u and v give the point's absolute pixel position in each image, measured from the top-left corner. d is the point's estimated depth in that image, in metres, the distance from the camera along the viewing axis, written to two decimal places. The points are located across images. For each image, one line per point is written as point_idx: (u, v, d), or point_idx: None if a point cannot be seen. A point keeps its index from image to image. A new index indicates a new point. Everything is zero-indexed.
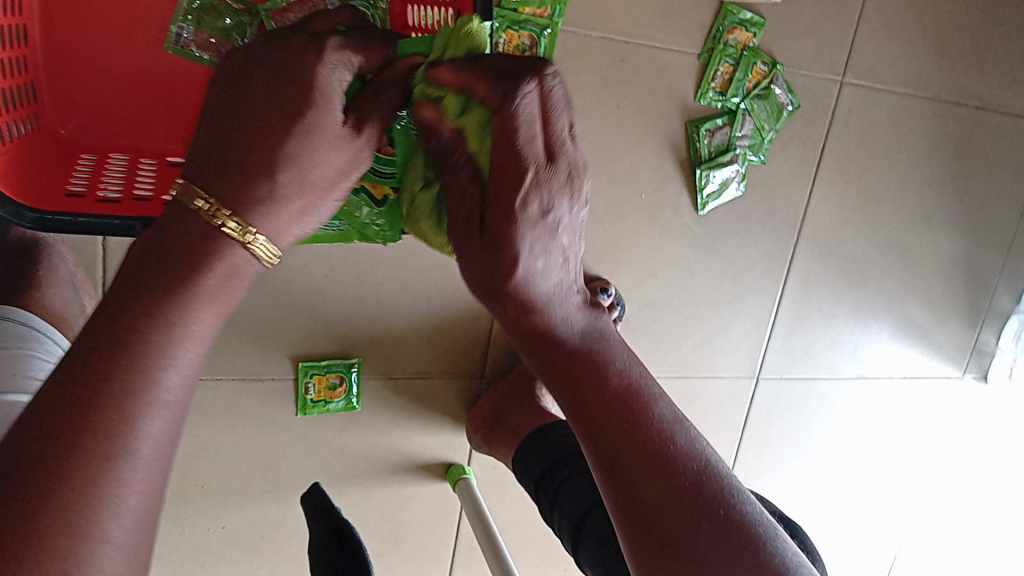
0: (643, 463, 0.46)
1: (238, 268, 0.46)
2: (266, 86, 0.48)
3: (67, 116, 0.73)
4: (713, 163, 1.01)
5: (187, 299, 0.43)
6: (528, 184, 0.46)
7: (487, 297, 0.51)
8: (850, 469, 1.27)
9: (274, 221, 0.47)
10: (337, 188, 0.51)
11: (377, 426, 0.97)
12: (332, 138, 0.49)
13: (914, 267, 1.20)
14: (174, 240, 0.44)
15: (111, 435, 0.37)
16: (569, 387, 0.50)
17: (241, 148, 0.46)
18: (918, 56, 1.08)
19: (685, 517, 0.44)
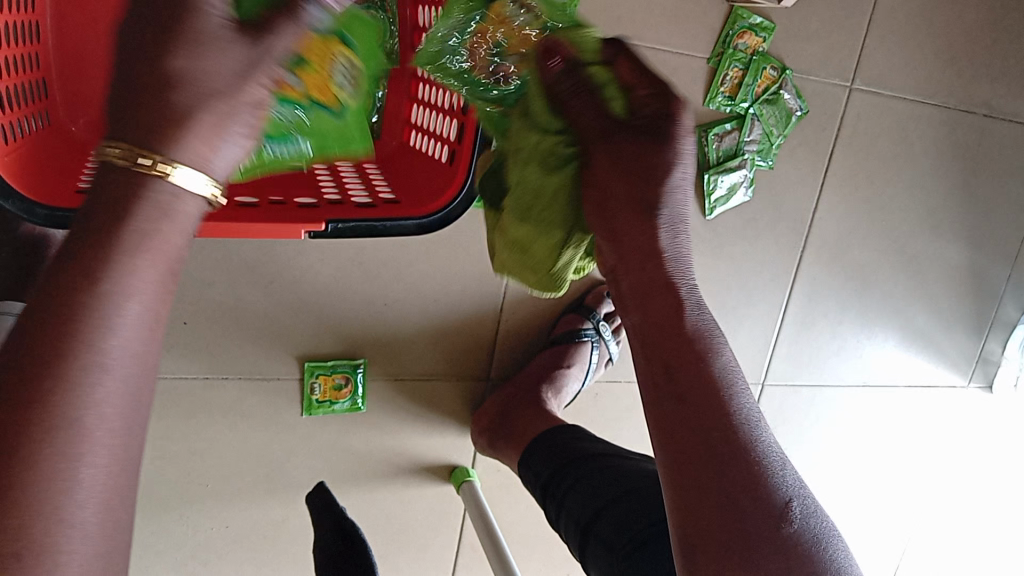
0: (730, 449, 0.46)
1: (167, 202, 0.38)
2: (137, 1, 0.38)
3: (79, 114, 0.73)
4: (720, 167, 1.01)
5: (116, 248, 0.36)
6: (683, 117, 0.50)
7: (606, 226, 0.52)
8: (854, 476, 1.26)
9: (190, 149, 0.38)
10: (245, 106, 0.40)
11: (381, 428, 0.97)
12: (216, 37, 0.38)
13: (921, 274, 1.20)
14: (102, 181, 0.37)
15: (45, 409, 0.33)
16: (663, 349, 0.49)
17: (131, 63, 0.38)
18: (927, 63, 1.08)
19: (766, 513, 0.45)
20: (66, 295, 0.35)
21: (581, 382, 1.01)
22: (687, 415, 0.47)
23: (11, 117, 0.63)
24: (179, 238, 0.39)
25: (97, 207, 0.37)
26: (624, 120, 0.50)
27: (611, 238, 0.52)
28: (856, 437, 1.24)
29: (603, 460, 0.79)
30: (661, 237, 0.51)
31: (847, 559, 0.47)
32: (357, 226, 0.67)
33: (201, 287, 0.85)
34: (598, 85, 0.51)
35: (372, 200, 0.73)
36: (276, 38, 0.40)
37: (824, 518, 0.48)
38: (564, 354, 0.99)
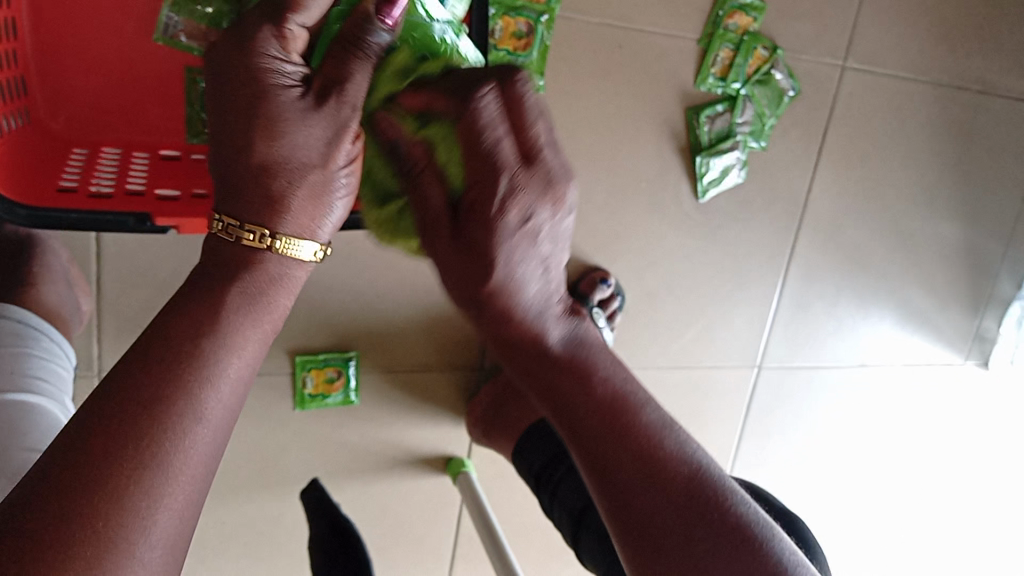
0: (639, 478, 0.40)
1: (275, 273, 0.44)
2: (220, 88, 0.44)
3: (58, 109, 0.72)
4: (712, 150, 0.99)
5: (231, 311, 0.41)
6: (524, 176, 0.39)
7: (456, 288, 0.42)
8: (851, 457, 1.26)
9: (299, 219, 0.45)
10: (336, 162, 0.46)
11: (376, 420, 0.96)
12: (295, 118, 0.43)
13: (916, 253, 1.19)
14: (221, 254, 0.43)
15: (149, 445, 0.35)
16: (563, 415, 0.43)
17: (230, 169, 0.44)
18: (920, 39, 1.07)
19: (695, 536, 0.39)
20: (190, 349, 0.39)
21: None
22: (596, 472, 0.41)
23: None
24: (277, 313, 0.44)
25: (213, 274, 0.43)
26: (460, 194, 0.41)
27: (469, 309, 0.43)
28: (852, 417, 1.24)
29: None
30: (514, 300, 0.41)
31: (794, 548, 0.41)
32: (344, 220, 0.66)
33: None
34: (437, 163, 0.42)
35: None
36: (350, 102, 0.45)
37: (757, 507, 0.42)
38: None
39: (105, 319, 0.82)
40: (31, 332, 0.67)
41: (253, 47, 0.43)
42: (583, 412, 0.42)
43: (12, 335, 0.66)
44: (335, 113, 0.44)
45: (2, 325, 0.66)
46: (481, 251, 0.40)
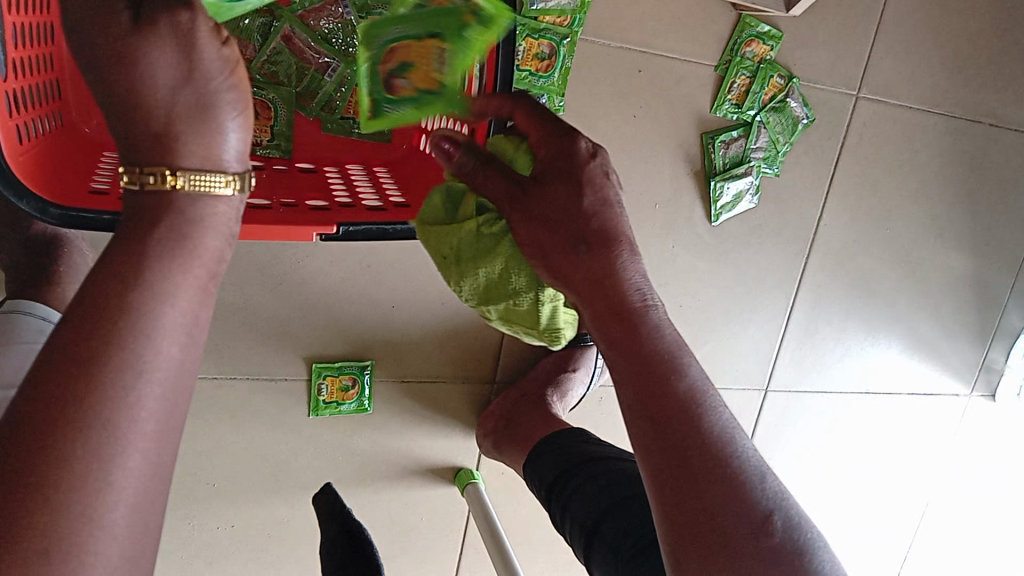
0: (710, 466, 0.47)
1: (192, 213, 0.45)
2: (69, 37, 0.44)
3: (92, 114, 0.74)
4: (727, 174, 1.01)
5: (168, 267, 0.43)
6: (587, 156, 0.53)
7: (558, 251, 0.52)
8: (857, 483, 1.27)
9: (185, 146, 0.46)
10: (219, 91, 0.46)
11: (387, 429, 0.97)
12: (166, 45, 0.44)
13: (925, 282, 1.20)
14: (139, 212, 0.45)
15: (97, 411, 0.38)
16: (642, 378, 0.50)
17: (116, 103, 0.45)
18: (934, 72, 1.08)
19: (749, 522, 0.46)
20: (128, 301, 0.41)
21: (587, 385, 1.01)
22: (664, 439, 0.48)
23: (22, 118, 0.63)
24: (205, 256, 0.45)
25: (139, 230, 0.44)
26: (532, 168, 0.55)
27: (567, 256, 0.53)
28: (858, 443, 1.25)
29: (607, 463, 0.79)
30: (623, 255, 0.52)
31: (832, 557, 0.49)
32: (367, 229, 0.67)
33: None
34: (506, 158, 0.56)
35: (382, 203, 0.73)
36: (195, 19, 0.45)
37: (811, 521, 0.50)
38: (569, 358, 1.00)
39: None
40: (52, 330, 0.69)
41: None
42: (662, 405, 0.49)
43: (34, 333, 0.67)
44: (177, 32, 0.44)
45: (24, 323, 0.68)
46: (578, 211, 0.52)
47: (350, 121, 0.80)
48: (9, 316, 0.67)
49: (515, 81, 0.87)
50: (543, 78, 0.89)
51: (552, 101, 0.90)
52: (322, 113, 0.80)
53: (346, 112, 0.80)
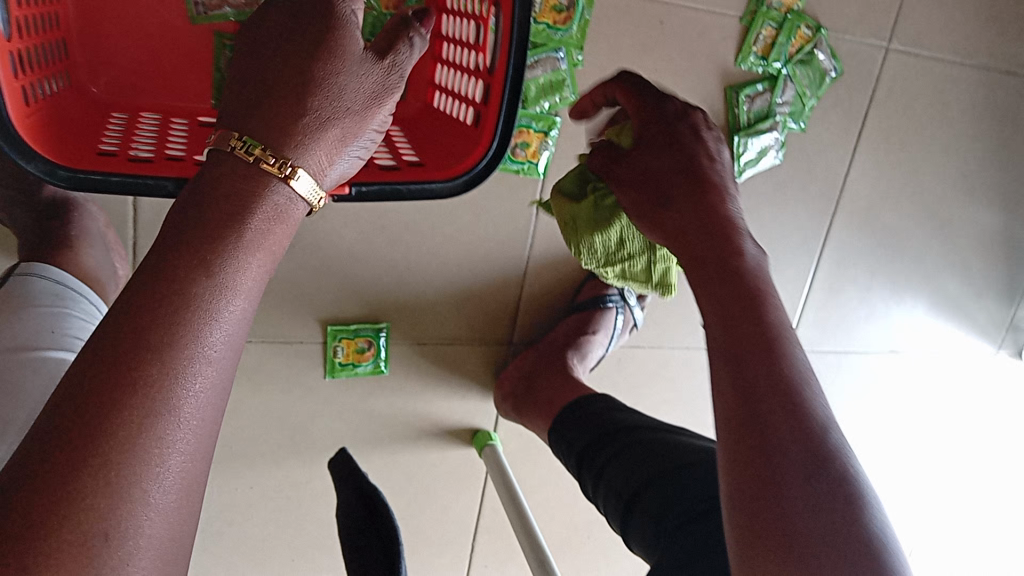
0: (772, 387, 0.46)
1: (281, 207, 0.44)
2: (290, 27, 0.47)
3: (99, 73, 0.72)
4: (752, 130, 0.97)
5: (227, 256, 0.40)
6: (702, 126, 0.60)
7: (647, 199, 0.58)
8: (881, 447, 1.26)
9: (311, 154, 0.46)
10: (369, 117, 0.50)
11: (404, 391, 0.97)
12: (354, 75, 0.49)
13: (953, 241, 1.17)
14: (215, 180, 0.43)
15: (152, 390, 0.35)
16: (723, 306, 0.51)
17: (272, 86, 0.46)
18: (968, 22, 1.04)
19: (805, 453, 0.43)
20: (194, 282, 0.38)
21: (607, 346, 0.99)
22: (733, 354, 0.48)
23: (27, 79, 0.61)
24: (269, 246, 0.43)
25: (208, 200, 0.42)
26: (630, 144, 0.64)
27: (686, 195, 0.57)
28: (882, 403, 1.23)
29: (640, 433, 0.78)
30: (721, 202, 0.57)
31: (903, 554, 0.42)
32: (380, 190, 0.66)
33: None
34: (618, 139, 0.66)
35: (395, 161, 0.72)
36: (385, 74, 0.51)
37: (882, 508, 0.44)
38: (589, 320, 0.97)
39: None
40: (66, 292, 0.68)
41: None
42: (747, 333, 0.49)
43: (48, 295, 0.67)
44: (385, 77, 0.51)
45: (39, 285, 0.67)
46: (690, 169, 0.58)
47: None
48: (23, 280, 0.67)
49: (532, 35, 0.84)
50: (561, 31, 0.85)
51: (570, 54, 0.87)
52: None
53: None
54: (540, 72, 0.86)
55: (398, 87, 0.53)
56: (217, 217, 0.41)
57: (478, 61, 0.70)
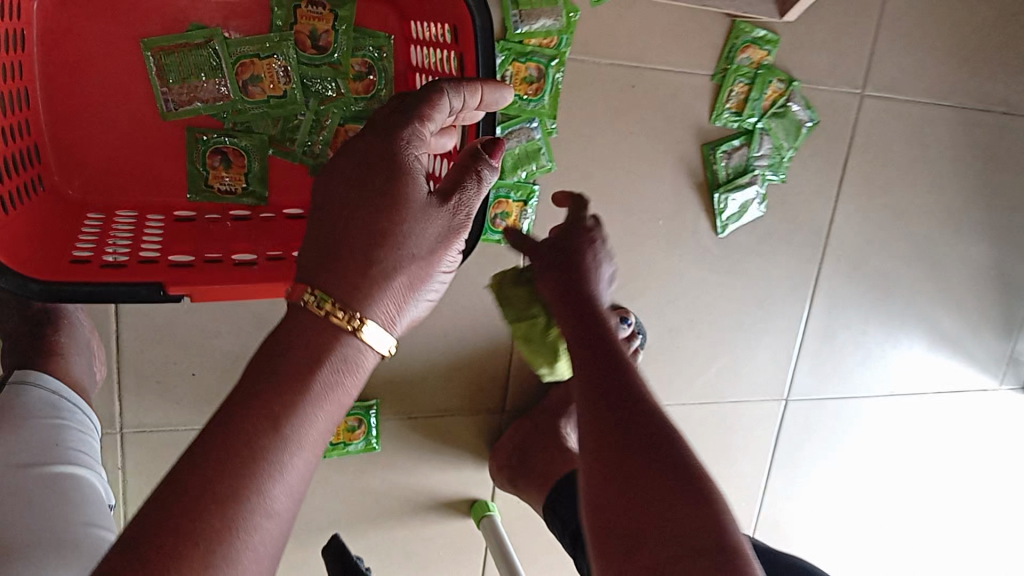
0: (627, 420, 0.57)
1: (350, 358, 0.44)
2: (360, 173, 0.46)
3: (73, 175, 0.72)
4: (731, 185, 0.98)
5: (302, 402, 0.42)
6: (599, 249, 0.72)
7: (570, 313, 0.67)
8: (886, 489, 1.24)
9: (382, 306, 0.45)
10: (439, 258, 0.48)
11: (398, 466, 0.96)
12: (426, 219, 0.47)
13: (945, 278, 1.17)
14: (292, 335, 0.44)
15: (218, 537, 0.38)
16: (595, 361, 0.62)
17: (341, 240, 0.45)
18: (942, 63, 1.04)
19: (651, 470, 0.54)
20: (275, 419, 0.41)
21: None
22: (597, 396, 0.59)
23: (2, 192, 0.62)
24: (340, 398, 0.44)
25: (285, 350, 0.44)
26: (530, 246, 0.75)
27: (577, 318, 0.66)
28: (884, 446, 1.22)
29: None
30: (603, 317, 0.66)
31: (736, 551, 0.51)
32: None
33: (205, 337, 0.84)
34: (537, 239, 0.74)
35: None
36: (456, 211, 0.48)
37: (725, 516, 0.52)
38: None
39: (126, 377, 0.83)
40: (64, 403, 0.68)
41: (401, 133, 0.47)
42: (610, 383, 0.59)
43: (48, 406, 0.66)
44: (451, 216, 0.48)
45: (39, 395, 0.66)
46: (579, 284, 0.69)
47: None
48: (17, 390, 0.66)
49: (504, 108, 0.85)
50: (533, 102, 0.86)
51: (543, 122, 0.88)
52: (307, 158, 0.77)
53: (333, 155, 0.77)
54: (515, 142, 0.87)
55: (470, 221, 0.49)
56: (293, 366, 0.43)
57: None
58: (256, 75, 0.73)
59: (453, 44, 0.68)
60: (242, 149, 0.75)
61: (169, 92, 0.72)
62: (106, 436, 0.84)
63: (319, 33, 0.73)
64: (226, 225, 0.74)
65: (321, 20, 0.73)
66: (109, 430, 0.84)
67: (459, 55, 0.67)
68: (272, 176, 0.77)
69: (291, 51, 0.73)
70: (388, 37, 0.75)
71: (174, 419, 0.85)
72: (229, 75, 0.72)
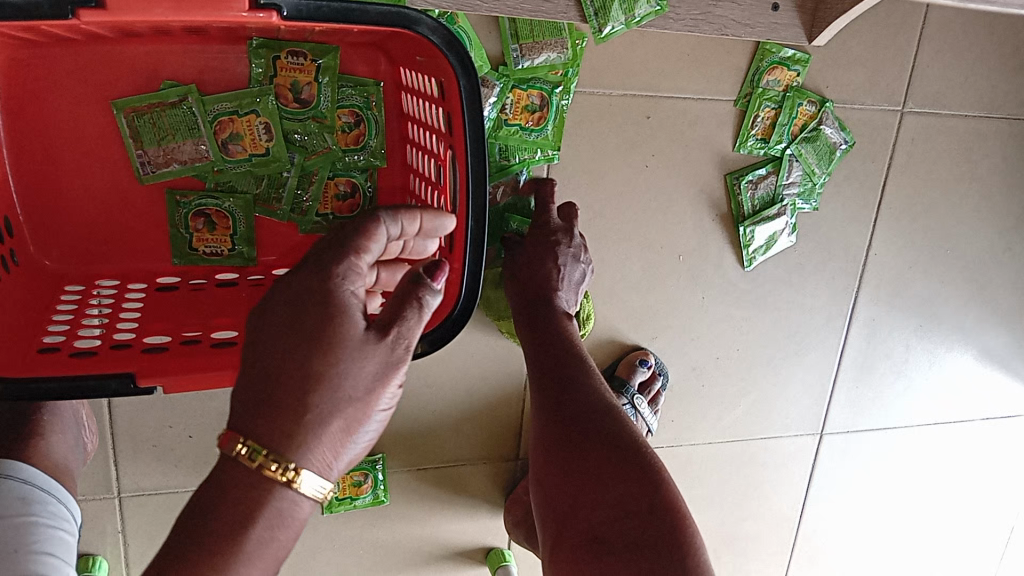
0: (564, 370, 0.72)
1: (284, 510, 0.44)
2: (291, 315, 0.44)
3: (50, 245, 0.68)
4: (758, 217, 0.90)
5: (231, 561, 0.42)
6: (566, 247, 0.76)
7: (526, 294, 0.77)
8: (926, 520, 1.18)
9: (315, 454, 0.44)
10: (380, 396, 0.45)
11: (408, 517, 0.92)
12: (367, 358, 0.44)
13: (997, 300, 1.08)
14: (224, 482, 0.44)
15: None
16: (540, 332, 0.75)
17: (271, 386, 0.43)
18: (992, 73, 0.95)
19: (582, 413, 0.68)
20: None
21: None
22: (543, 355, 0.73)
23: None
24: (276, 548, 0.44)
25: (217, 504, 0.44)
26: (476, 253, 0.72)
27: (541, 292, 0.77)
28: (927, 476, 1.15)
29: None
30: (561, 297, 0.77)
31: (654, 475, 0.63)
32: None
33: (199, 399, 0.80)
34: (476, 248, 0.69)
35: None
36: (399, 345, 0.45)
37: (643, 446, 0.65)
38: None
39: (120, 442, 0.80)
40: (37, 495, 0.60)
41: (335, 270, 0.45)
42: (551, 346, 0.74)
43: (15, 502, 0.58)
44: (389, 352, 0.45)
45: (5, 490, 0.58)
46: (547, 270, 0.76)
47: (328, 218, 0.74)
48: None
49: (502, 138, 0.78)
50: (535, 133, 0.79)
51: (544, 149, 0.80)
52: (296, 215, 0.73)
53: (322, 209, 0.74)
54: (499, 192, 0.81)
55: (412, 352, 0.46)
56: (222, 527, 0.43)
57: (441, 202, 0.66)
58: (235, 133, 0.68)
59: (440, 100, 0.63)
60: (226, 210, 0.71)
61: (145, 154, 0.67)
62: (103, 500, 0.81)
63: (301, 86, 0.68)
64: (210, 293, 0.70)
65: (303, 71, 0.67)
66: (106, 494, 0.81)
67: (446, 111, 0.61)
68: (259, 237, 0.73)
69: (271, 105, 0.68)
70: (377, 84, 0.70)
71: (173, 481, 0.82)
72: (207, 134, 0.68)
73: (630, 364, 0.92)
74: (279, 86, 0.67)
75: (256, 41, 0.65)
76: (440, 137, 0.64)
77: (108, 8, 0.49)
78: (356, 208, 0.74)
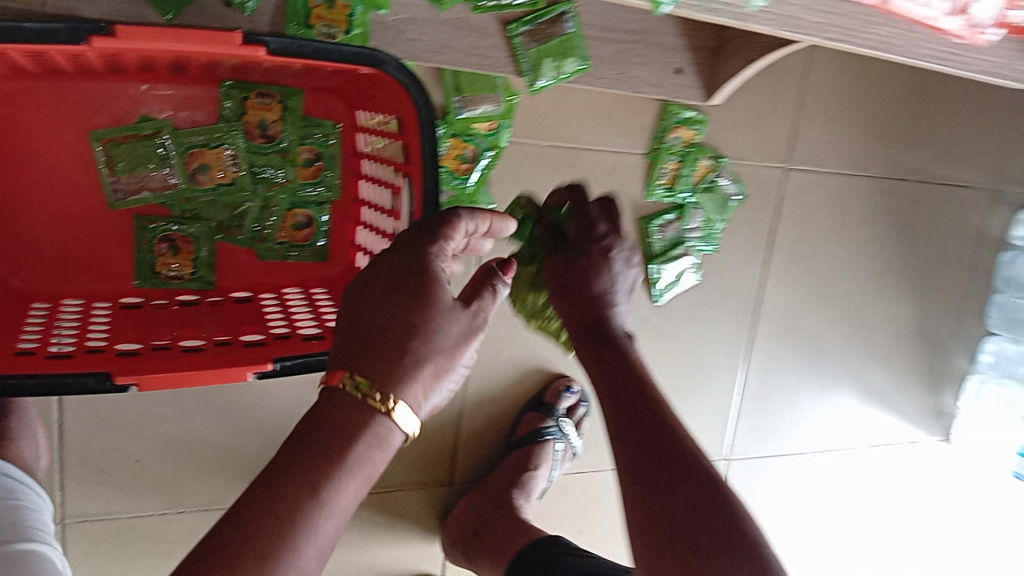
0: (625, 379, 0.66)
1: (381, 436, 0.48)
2: (393, 280, 0.51)
3: (19, 265, 0.72)
4: (665, 257, 1.02)
5: (334, 476, 0.46)
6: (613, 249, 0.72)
7: (575, 296, 0.71)
8: (822, 544, 1.29)
9: (410, 390, 0.49)
10: (463, 352, 0.51)
11: (348, 544, 0.96)
12: (455, 316, 0.51)
13: (872, 337, 1.23)
14: (327, 408, 0.48)
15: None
16: (589, 337, 0.70)
17: (378, 331, 0.49)
18: (857, 138, 1.11)
19: (649, 423, 0.62)
20: (311, 480, 0.45)
21: (550, 479, 0.99)
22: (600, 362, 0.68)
23: None
24: (371, 470, 0.48)
25: (320, 427, 0.47)
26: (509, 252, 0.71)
27: (589, 292, 0.71)
28: (821, 501, 1.26)
29: None
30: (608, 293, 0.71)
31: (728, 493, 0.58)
32: (304, 362, 0.67)
33: (150, 422, 0.83)
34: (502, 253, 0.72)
35: (320, 329, 0.72)
36: (479, 310, 0.52)
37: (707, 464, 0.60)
38: (531, 456, 0.97)
39: (67, 467, 0.81)
40: (17, 484, 0.66)
41: (430, 246, 0.52)
42: (601, 349, 0.69)
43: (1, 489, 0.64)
44: (472, 318, 0.52)
45: None
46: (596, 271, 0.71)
47: (285, 246, 0.80)
48: None
49: None
50: (459, 179, 0.88)
51: (483, 205, 0.90)
52: (255, 241, 0.79)
53: (280, 238, 0.80)
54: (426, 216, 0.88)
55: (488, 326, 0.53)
56: (325, 447, 0.46)
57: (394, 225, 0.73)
58: (204, 164, 0.75)
59: (397, 134, 0.71)
60: (189, 235, 0.77)
61: (116, 180, 0.73)
62: None
63: (268, 124, 0.75)
64: (173, 312, 0.74)
65: (270, 110, 0.75)
66: None
67: (404, 143, 0.70)
68: (218, 262, 0.78)
69: (238, 139, 0.75)
70: (335, 126, 0.78)
71: (116, 506, 0.84)
72: (177, 163, 0.74)
73: (556, 390, 1.00)
74: (249, 122, 0.75)
75: (228, 83, 0.73)
76: (397, 167, 0.72)
77: (117, 35, 0.56)
78: (311, 238, 0.80)
